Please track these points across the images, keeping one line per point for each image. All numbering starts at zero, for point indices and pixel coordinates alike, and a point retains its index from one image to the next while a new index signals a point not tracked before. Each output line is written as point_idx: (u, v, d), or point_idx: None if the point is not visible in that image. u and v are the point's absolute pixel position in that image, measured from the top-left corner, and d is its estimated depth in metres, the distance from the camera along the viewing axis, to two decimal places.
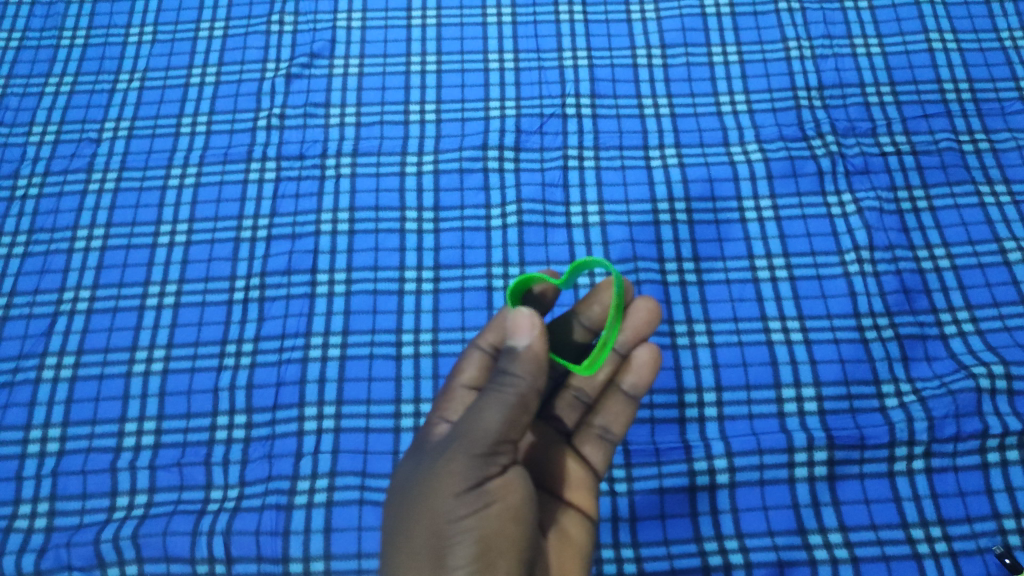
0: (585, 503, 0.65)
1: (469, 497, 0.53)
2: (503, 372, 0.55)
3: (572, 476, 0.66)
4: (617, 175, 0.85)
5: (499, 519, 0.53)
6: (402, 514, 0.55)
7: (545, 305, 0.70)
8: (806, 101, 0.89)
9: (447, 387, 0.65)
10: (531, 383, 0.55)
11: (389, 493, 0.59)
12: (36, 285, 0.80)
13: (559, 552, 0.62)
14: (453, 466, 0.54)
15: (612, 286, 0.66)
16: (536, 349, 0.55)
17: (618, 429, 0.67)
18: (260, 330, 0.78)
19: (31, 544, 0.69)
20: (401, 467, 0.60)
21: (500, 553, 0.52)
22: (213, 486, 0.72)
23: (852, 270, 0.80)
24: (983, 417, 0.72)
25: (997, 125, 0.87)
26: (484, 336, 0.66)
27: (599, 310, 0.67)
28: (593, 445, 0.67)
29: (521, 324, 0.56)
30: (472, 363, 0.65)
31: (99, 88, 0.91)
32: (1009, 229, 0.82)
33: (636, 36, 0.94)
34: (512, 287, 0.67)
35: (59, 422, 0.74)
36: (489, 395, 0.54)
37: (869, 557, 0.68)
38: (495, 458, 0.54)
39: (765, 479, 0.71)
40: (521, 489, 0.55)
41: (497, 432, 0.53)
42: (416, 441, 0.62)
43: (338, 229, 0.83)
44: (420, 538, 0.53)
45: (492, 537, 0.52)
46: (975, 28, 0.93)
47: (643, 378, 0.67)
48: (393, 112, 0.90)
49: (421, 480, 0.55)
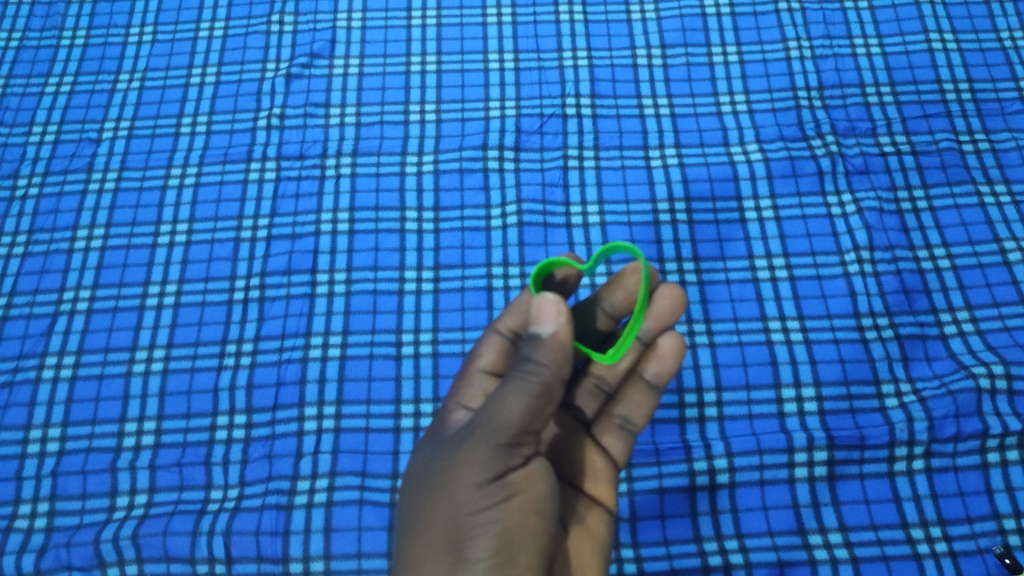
0: (605, 496, 0.65)
1: (490, 489, 0.53)
2: (527, 360, 0.55)
3: (594, 467, 0.66)
4: (617, 175, 0.85)
5: (521, 512, 0.53)
6: (419, 505, 0.55)
7: (566, 290, 0.69)
8: (806, 101, 0.89)
9: (465, 372, 0.66)
10: (554, 372, 0.54)
11: (405, 482, 0.59)
12: (37, 285, 0.80)
13: (579, 545, 0.62)
14: (475, 456, 0.53)
15: (638, 272, 0.65)
16: (561, 337, 0.55)
17: (639, 418, 0.68)
18: (260, 330, 0.78)
19: (31, 543, 0.69)
20: (418, 454, 0.60)
21: (521, 548, 0.52)
22: (213, 486, 0.72)
23: (852, 270, 0.80)
24: (982, 417, 0.72)
25: (997, 125, 0.87)
26: (502, 321, 0.67)
27: (622, 296, 0.67)
28: (613, 435, 0.67)
29: (546, 310, 0.55)
30: (491, 348, 0.66)
31: (100, 87, 0.91)
32: (1009, 229, 0.82)
33: (636, 36, 0.94)
34: (534, 274, 0.65)
35: (59, 422, 0.74)
36: (512, 383, 0.54)
37: (869, 557, 0.68)
38: (518, 449, 0.54)
39: (765, 479, 0.71)
40: (544, 481, 0.55)
41: (520, 421, 0.53)
42: (434, 428, 0.62)
43: (338, 229, 0.83)
44: (438, 529, 0.53)
45: (513, 530, 0.52)
46: (975, 28, 0.93)
47: (666, 367, 0.67)
48: (393, 112, 0.90)
49: (440, 470, 0.55)
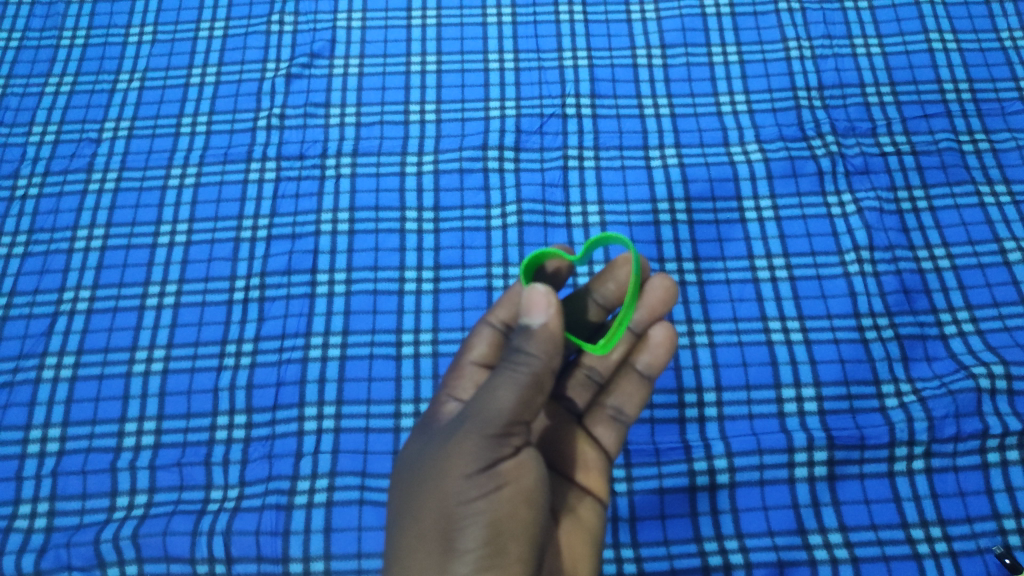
0: (598, 488, 0.65)
1: (480, 479, 0.53)
2: (517, 350, 0.54)
3: (585, 459, 0.66)
4: (617, 175, 0.85)
5: (511, 502, 0.53)
6: (410, 496, 0.56)
7: (558, 282, 0.69)
8: (806, 101, 0.89)
9: (457, 364, 0.65)
10: (545, 363, 0.54)
11: (397, 473, 0.59)
12: (36, 285, 0.80)
13: (570, 536, 0.62)
14: (465, 447, 0.53)
15: (629, 263, 0.66)
16: (552, 327, 0.54)
17: (632, 410, 0.68)
18: (260, 330, 0.78)
19: (31, 543, 0.69)
20: (410, 445, 0.60)
21: (511, 538, 0.52)
22: (213, 486, 0.72)
23: (852, 270, 0.80)
24: (983, 417, 0.72)
25: (997, 125, 0.87)
26: (494, 313, 0.67)
27: (613, 287, 0.67)
28: (605, 427, 0.67)
29: (537, 302, 0.55)
30: (482, 340, 0.65)
31: (99, 87, 0.91)
32: (1009, 229, 0.82)
33: (636, 36, 0.94)
34: (525, 264, 0.65)
35: (59, 422, 0.74)
36: (503, 374, 0.54)
37: (869, 557, 0.68)
38: (507, 439, 0.54)
39: (765, 479, 0.71)
40: (534, 471, 0.55)
41: (510, 412, 0.53)
42: (425, 419, 0.62)
43: (338, 229, 0.83)
44: (430, 519, 0.53)
45: (503, 520, 0.52)
46: (975, 28, 0.93)
47: (658, 358, 0.68)
48: (393, 112, 0.90)
49: (431, 460, 0.55)
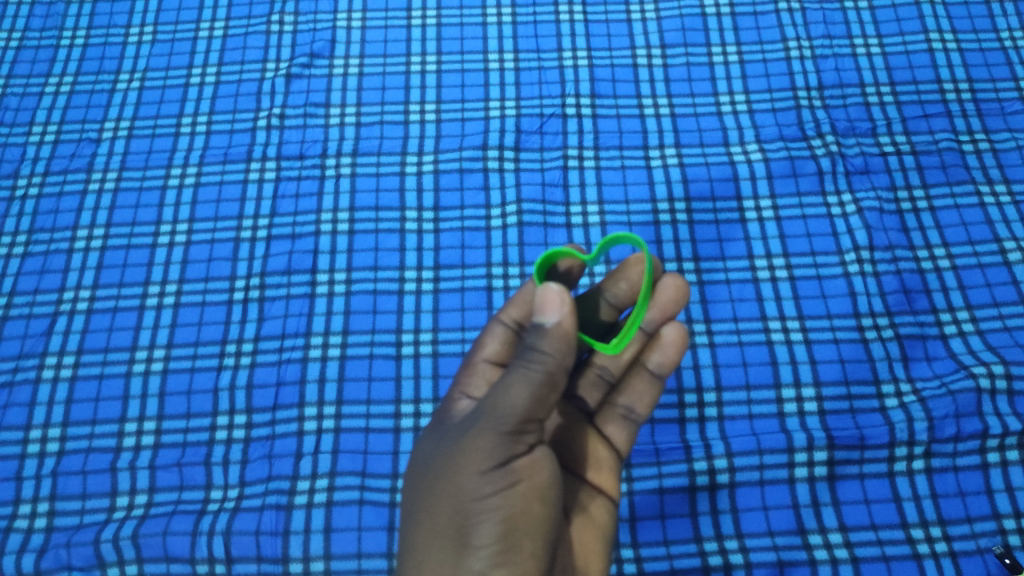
0: (609, 486, 0.65)
1: (495, 476, 0.53)
2: (531, 349, 0.54)
3: (597, 458, 0.66)
4: (617, 175, 0.85)
5: (525, 499, 0.53)
6: (423, 492, 0.55)
7: (570, 282, 0.68)
8: (806, 101, 0.89)
9: (469, 362, 0.65)
10: (559, 361, 0.54)
11: (409, 470, 0.59)
12: (37, 285, 0.80)
13: (582, 533, 0.62)
14: (479, 444, 0.53)
15: (641, 263, 0.66)
16: (565, 326, 0.54)
17: (642, 409, 0.68)
18: (260, 329, 0.78)
19: (31, 543, 0.69)
20: (422, 442, 0.60)
21: (525, 534, 0.52)
22: (213, 486, 0.72)
23: (852, 270, 0.80)
24: (982, 417, 0.72)
25: (997, 125, 0.87)
26: (506, 312, 0.67)
27: (626, 287, 0.67)
28: (616, 425, 0.67)
29: (550, 300, 0.55)
30: (495, 339, 0.66)
31: (99, 87, 0.91)
32: (1009, 229, 0.82)
33: (636, 36, 0.94)
34: (538, 264, 0.65)
35: (59, 422, 0.74)
36: (516, 372, 0.54)
37: (869, 557, 0.68)
38: (522, 436, 0.54)
39: (765, 479, 0.71)
40: (548, 469, 0.55)
41: (525, 409, 0.53)
42: (438, 417, 0.62)
43: (338, 229, 0.83)
44: (443, 515, 0.53)
45: (518, 517, 0.52)
46: (975, 28, 0.93)
47: (669, 357, 0.67)
48: (393, 112, 0.90)
49: (444, 457, 0.55)
